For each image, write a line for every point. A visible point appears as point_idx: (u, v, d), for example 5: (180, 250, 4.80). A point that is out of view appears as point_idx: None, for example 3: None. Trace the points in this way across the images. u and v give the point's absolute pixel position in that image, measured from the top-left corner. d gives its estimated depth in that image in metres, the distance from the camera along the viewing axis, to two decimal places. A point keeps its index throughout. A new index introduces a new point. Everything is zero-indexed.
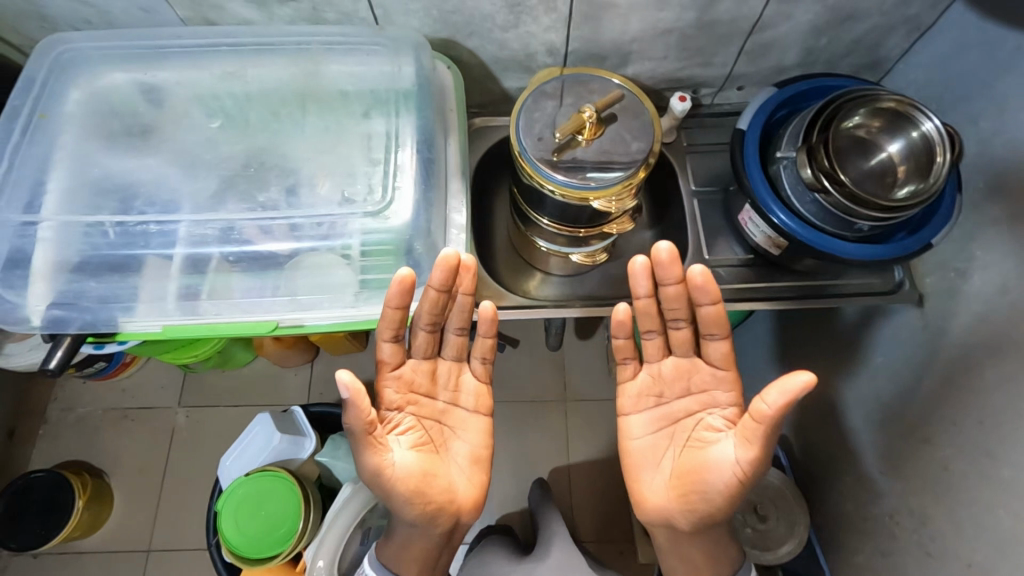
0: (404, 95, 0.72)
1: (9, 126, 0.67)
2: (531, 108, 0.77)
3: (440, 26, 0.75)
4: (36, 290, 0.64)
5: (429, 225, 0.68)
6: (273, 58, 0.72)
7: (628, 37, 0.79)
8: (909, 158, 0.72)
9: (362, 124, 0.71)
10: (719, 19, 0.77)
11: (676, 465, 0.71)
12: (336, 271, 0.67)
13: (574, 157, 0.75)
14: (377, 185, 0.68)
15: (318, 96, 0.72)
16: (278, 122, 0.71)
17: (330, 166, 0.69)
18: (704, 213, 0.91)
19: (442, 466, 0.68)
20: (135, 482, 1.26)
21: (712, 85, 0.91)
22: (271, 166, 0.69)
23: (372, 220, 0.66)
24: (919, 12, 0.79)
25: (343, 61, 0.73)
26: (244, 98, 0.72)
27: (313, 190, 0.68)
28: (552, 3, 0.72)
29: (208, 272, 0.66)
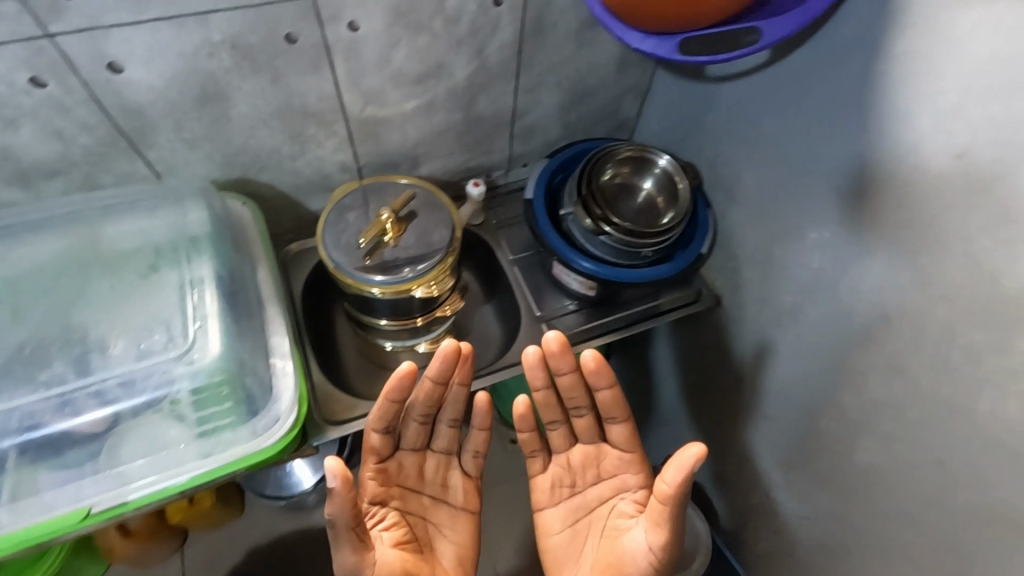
0: (195, 238, 0.72)
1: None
2: (336, 222, 0.81)
3: (227, 169, 0.79)
4: None
5: (249, 355, 0.68)
6: (44, 234, 0.70)
7: (410, 144, 0.89)
8: (662, 190, 0.87)
9: (156, 273, 0.70)
10: (482, 115, 0.90)
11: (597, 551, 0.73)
12: (157, 428, 0.63)
13: (388, 256, 0.79)
14: (178, 328, 0.66)
15: (100, 259, 0.70)
16: (57, 293, 0.67)
17: (124, 324, 0.66)
18: (527, 276, 1.00)
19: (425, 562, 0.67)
20: None
21: (501, 168, 1.03)
22: (54, 341, 0.64)
23: (183, 365, 0.63)
24: (634, 82, 0.98)
25: (124, 221, 0.73)
26: (15, 279, 0.67)
27: (105, 353, 0.64)
28: (328, 127, 0.80)
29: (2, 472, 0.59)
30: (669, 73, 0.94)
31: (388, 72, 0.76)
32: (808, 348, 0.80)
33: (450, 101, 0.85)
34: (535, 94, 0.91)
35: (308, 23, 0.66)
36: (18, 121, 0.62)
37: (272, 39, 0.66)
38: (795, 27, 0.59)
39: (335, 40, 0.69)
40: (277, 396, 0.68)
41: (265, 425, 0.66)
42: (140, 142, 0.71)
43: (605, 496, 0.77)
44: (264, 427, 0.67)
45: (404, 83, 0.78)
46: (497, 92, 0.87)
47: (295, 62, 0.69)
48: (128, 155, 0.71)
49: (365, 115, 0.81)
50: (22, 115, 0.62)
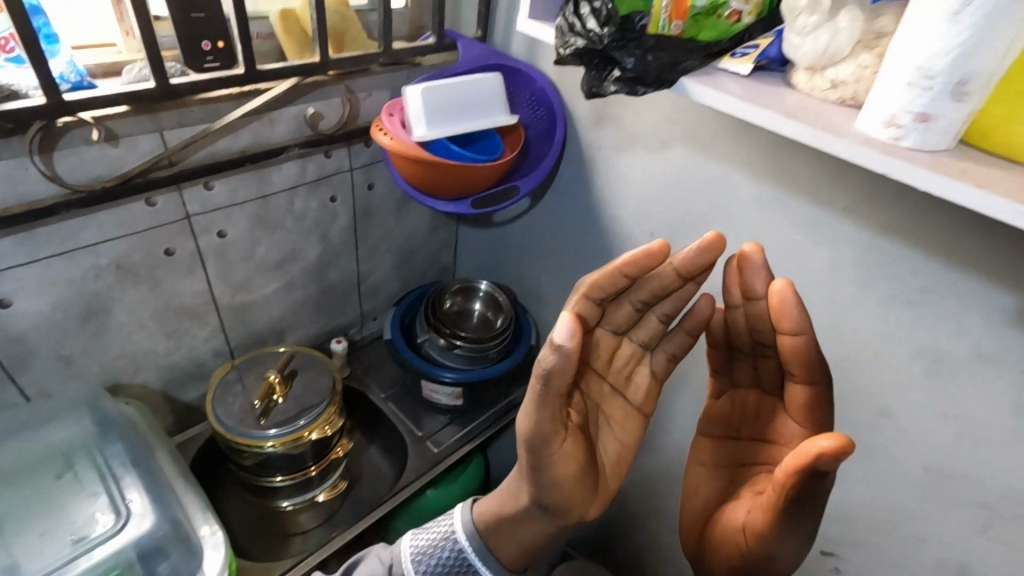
0: (98, 437, 0.79)
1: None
2: (222, 396, 0.90)
3: (104, 376, 0.85)
4: None
5: (164, 531, 0.73)
6: None
7: (275, 320, 1.03)
8: (489, 306, 1.13)
9: (58, 480, 0.74)
10: (333, 284, 1.09)
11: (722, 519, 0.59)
12: None
13: (278, 412, 0.89)
14: (101, 515, 0.72)
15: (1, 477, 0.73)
16: None
17: (40, 529, 0.69)
18: (401, 406, 1.13)
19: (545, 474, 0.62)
20: None
21: (355, 325, 1.21)
22: None
23: (99, 554, 0.68)
24: (445, 239, 1.27)
25: (17, 440, 0.75)
26: None
27: (27, 559, 0.66)
28: (202, 319, 0.92)
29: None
30: (468, 227, 1.25)
31: (251, 264, 0.93)
32: None
33: (305, 278, 1.03)
34: (372, 260, 1.14)
35: (184, 237, 0.82)
36: None
37: (151, 255, 0.80)
38: (536, 182, 0.95)
39: (206, 247, 0.86)
40: (205, 551, 0.73)
41: None
42: (16, 369, 0.75)
43: (791, 451, 0.57)
44: None
45: (266, 270, 0.96)
46: (342, 263, 1.08)
47: (171, 270, 0.83)
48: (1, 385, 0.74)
49: (234, 302, 0.95)
50: None
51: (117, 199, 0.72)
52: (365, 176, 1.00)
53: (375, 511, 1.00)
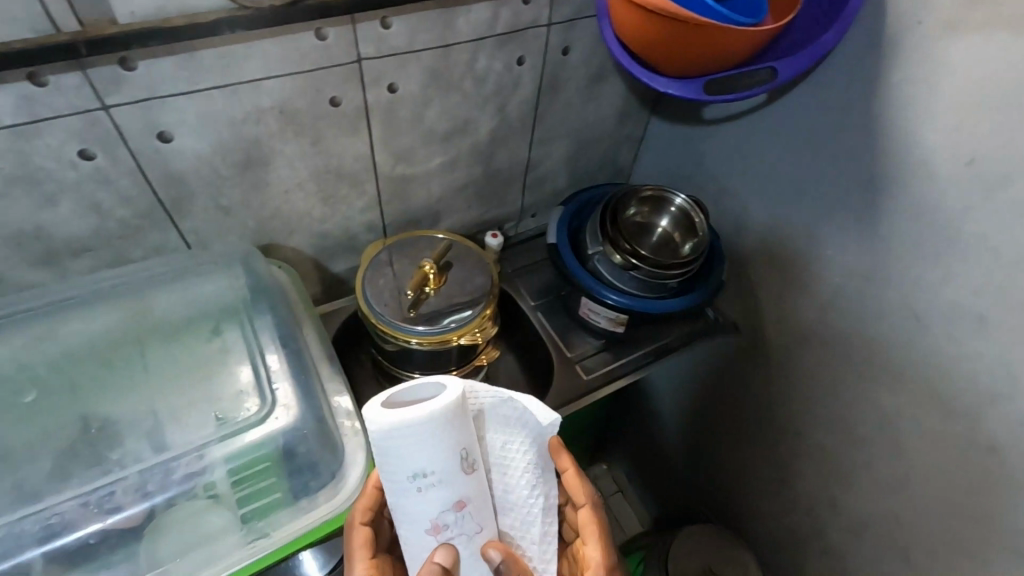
0: (249, 302, 0.72)
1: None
2: (373, 277, 0.81)
3: (259, 234, 0.78)
4: None
5: (310, 429, 0.63)
6: (89, 307, 0.67)
7: (432, 200, 0.91)
8: (678, 224, 0.91)
9: (205, 344, 0.67)
10: (500, 169, 0.94)
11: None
12: (216, 511, 0.59)
13: (428, 307, 0.79)
14: (244, 396, 0.63)
15: (152, 329, 0.67)
16: (109, 368, 0.64)
17: (186, 401, 0.63)
18: (551, 320, 1.00)
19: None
20: None
21: (512, 219, 1.07)
22: (113, 422, 0.60)
23: (245, 440, 0.59)
24: (631, 132, 1.05)
25: (172, 292, 0.70)
26: (60, 357, 0.64)
27: (173, 431, 0.60)
28: (360, 187, 0.81)
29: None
30: (664, 120, 1.01)
31: (419, 132, 0.79)
32: (837, 359, 0.85)
33: (472, 158, 0.88)
34: (545, 147, 0.96)
35: (352, 88, 0.69)
36: (57, 197, 0.61)
37: (316, 105, 0.68)
38: (794, 72, 0.68)
39: (375, 102, 0.72)
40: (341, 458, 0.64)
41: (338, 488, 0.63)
42: (176, 213, 0.70)
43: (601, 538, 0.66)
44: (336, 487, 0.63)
45: (433, 141, 0.82)
46: (514, 145, 0.91)
47: (336, 125, 0.72)
48: (163, 227, 0.70)
49: (394, 173, 0.83)
50: (60, 191, 0.61)
51: (288, 25, 0.59)
52: (563, 38, 0.80)
53: None
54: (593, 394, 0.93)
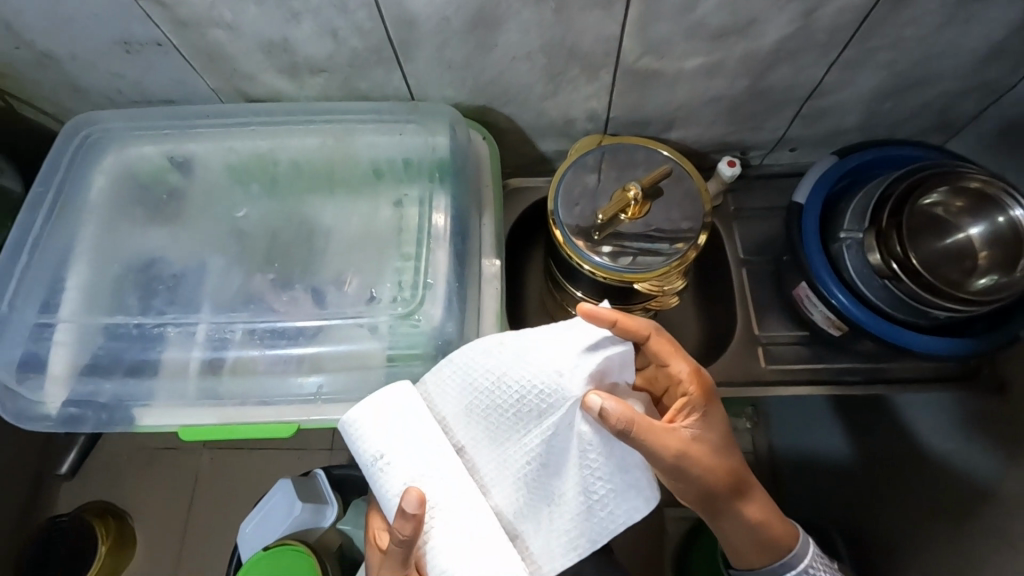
0: (440, 166, 0.71)
1: (60, 209, 0.70)
2: (573, 181, 0.73)
3: (476, 95, 0.73)
4: (53, 391, 0.63)
5: (457, 334, 0.65)
6: (305, 133, 0.74)
7: (672, 104, 0.75)
8: (994, 245, 0.66)
9: (396, 207, 0.71)
10: (773, 87, 0.73)
11: (721, 451, 0.56)
12: (370, 370, 0.64)
13: (617, 235, 0.71)
14: (412, 273, 0.66)
15: (348, 168, 0.73)
16: (309, 196, 0.73)
17: (361, 258, 0.69)
18: (756, 285, 0.85)
19: (409, 524, 0.49)
20: (156, 529, 1.35)
21: (762, 147, 0.86)
22: (303, 256, 0.70)
23: (405, 322, 0.64)
24: (993, 78, 0.72)
25: (377, 135, 0.73)
26: (277, 175, 0.74)
27: (340, 290, 0.67)
28: (594, 71, 0.69)
29: (223, 373, 0.64)
30: None
31: (687, 21, 0.62)
32: None
33: (741, 67, 0.69)
34: (850, 72, 0.71)
35: None
36: (301, 15, 0.61)
37: None
38: None
39: None
40: None
41: None
42: (403, 56, 0.66)
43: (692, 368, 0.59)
44: None
45: (701, 36, 0.64)
46: (806, 62, 0.68)
47: None
48: (388, 65, 0.68)
49: (638, 65, 0.68)
50: (303, 10, 0.60)
51: None
52: None
53: None
54: (766, 388, 0.79)
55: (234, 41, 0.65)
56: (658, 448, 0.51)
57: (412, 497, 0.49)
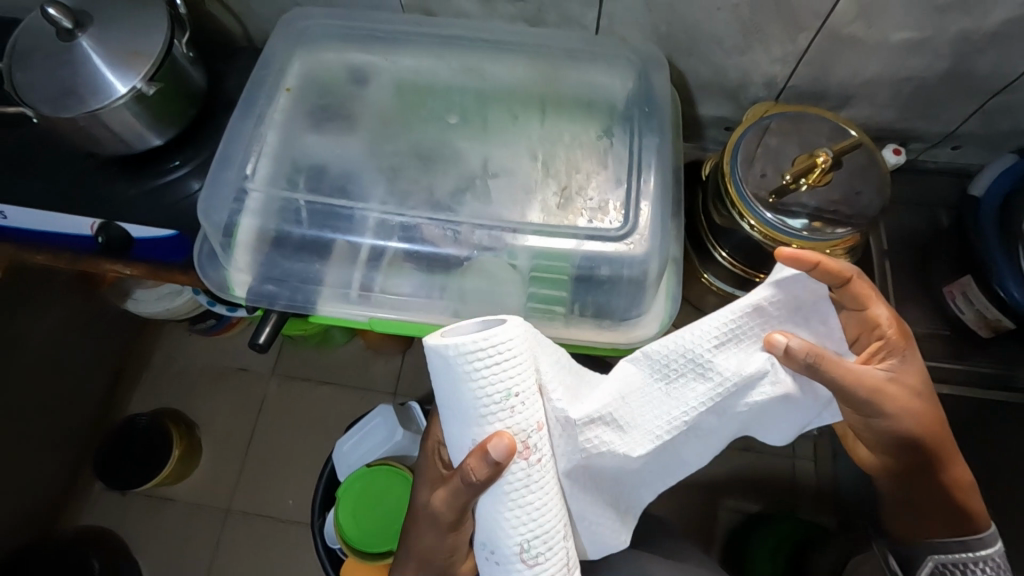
0: (642, 108, 0.72)
1: (260, 93, 0.73)
2: (754, 141, 0.72)
3: (662, 44, 0.73)
4: (239, 260, 0.69)
5: (654, 271, 0.67)
6: (517, 57, 0.75)
7: (855, 79, 0.74)
8: None
9: (574, 138, 0.72)
10: (970, 73, 0.71)
11: (915, 404, 0.58)
12: (515, 283, 0.68)
13: (793, 200, 0.70)
14: (610, 202, 0.68)
15: (557, 99, 0.74)
16: (518, 124, 0.74)
17: (560, 180, 0.69)
18: (898, 276, 0.83)
19: (488, 469, 0.49)
20: (224, 440, 1.39)
21: (925, 140, 0.84)
22: (495, 175, 0.71)
23: (553, 244, 0.66)
24: None
25: (584, 70, 0.74)
26: (480, 94, 0.75)
27: (544, 207, 0.68)
28: (792, 33, 0.68)
29: (382, 266, 0.69)
30: None
31: None
32: None
33: (948, 46, 0.67)
34: None
35: None
36: None
37: None
38: None
39: None
40: (640, 302, 0.69)
41: (626, 325, 0.70)
42: None
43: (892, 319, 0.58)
44: (609, 326, 0.70)
45: (921, 5, 0.63)
46: (1016, 49, 0.67)
47: None
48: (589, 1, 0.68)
49: (842, 31, 0.67)
50: None
51: None
52: None
53: None
54: None
55: None
56: (853, 382, 0.55)
57: (505, 443, 0.49)
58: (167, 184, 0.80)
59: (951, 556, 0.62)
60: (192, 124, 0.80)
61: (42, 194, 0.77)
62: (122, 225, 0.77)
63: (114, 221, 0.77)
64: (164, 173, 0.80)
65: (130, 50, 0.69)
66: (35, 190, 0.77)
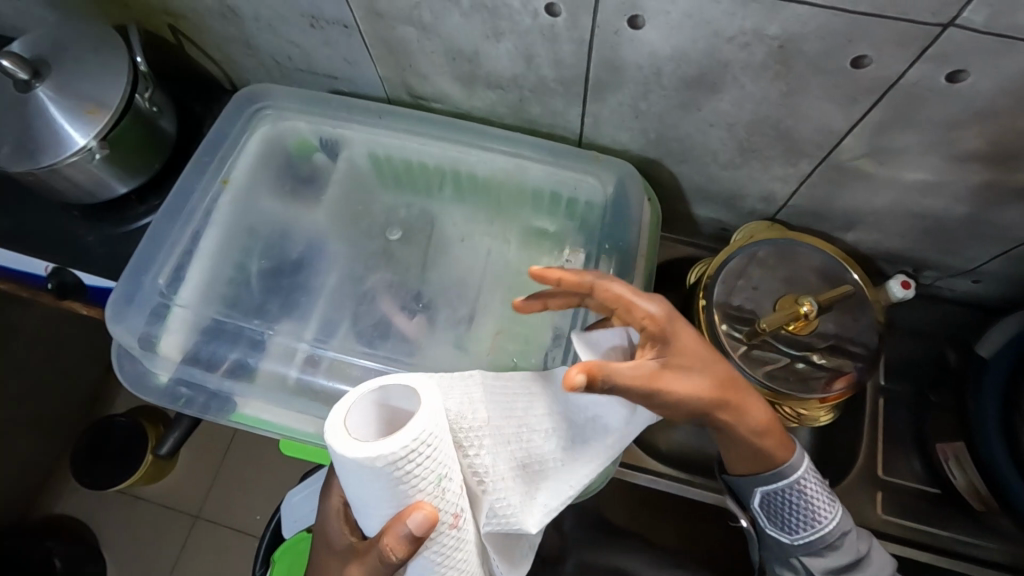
0: (607, 221, 0.67)
1: (194, 186, 0.67)
2: (738, 272, 0.68)
3: (651, 148, 0.66)
4: (162, 374, 0.62)
5: None
6: (486, 152, 0.70)
7: (864, 207, 0.66)
8: None
9: (534, 259, 0.67)
10: (994, 221, 0.63)
11: (697, 387, 0.48)
12: None
13: (771, 340, 0.66)
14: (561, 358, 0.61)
15: (515, 198, 0.70)
16: (477, 223, 0.70)
17: (510, 303, 0.64)
18: (891, 417, 0.76)
19: (408, 545, 0.40)
20: (200, 446, 1.35)
21: (942, 272, 0.75)
22: (447, 275, 0.67)
23: None
24: None
25: (553, 172, 0.69)
26: (440, 184, 0.71)
27: (481, 343, 0.62)
28: (794, 157, 0.61)
29: (321, 372, 0.61)
30: None
31: (934, 137, 0.53)
32: None
33: (969, 194, 0.59)
34: None
35: (900, 53, 0.46)
36: (504, 34, 0.56)
37: (834, 56, 0.48)
38: None
39: (911, 83, 0.48)
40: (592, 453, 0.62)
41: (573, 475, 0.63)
42: (592, 95, 0.60)
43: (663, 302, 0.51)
44: None
45: (939, 153, 0.55)
46: None
47: (832, 87, 0.51)
48: (571, 100, 0.62)
49: (848, 163, 0.60)
50: (509, 31, 0.55)
51: None
52: None
53: None
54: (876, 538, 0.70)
55: (421, 41, 0.60)
56: (663, 382, 0.46)
57: (428, 516, 0.39)
58: (132, 232, 0.76)
59: (772, 486, 0.57)
60: (158, 175, 0.77)
61: (4, 233, 0.76)
62: (75, 272, 0.75)
63: (68, 267, 0.75)
64: (127, 221, 0.76)
65: (89, 104, 0.66)
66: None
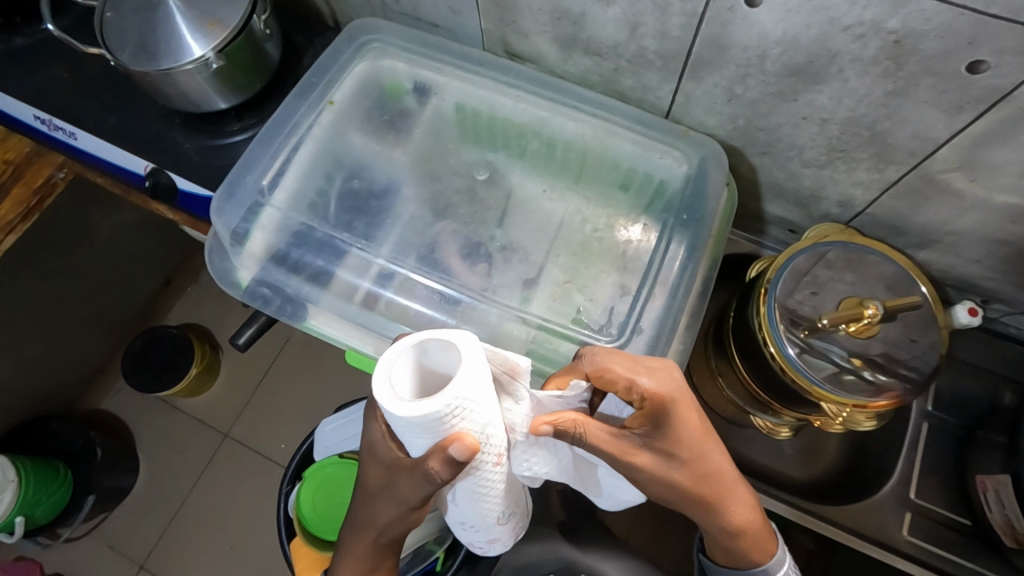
0: (682, 197, 0.68)
1: (303, 101, 0.71)
2: (802, 270, 0.68)
3: (737, 136, 0.67)
4: (245, 268, 0.66)
5: None
6: (574, 112, 0.71)
7: (945, 226, 0.65)
8: None
9: (608, 221, 0.68)
10: None
11: (675, 487, 0.52)
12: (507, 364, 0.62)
13: (825, 343, 0.67)
14: (621, 315, 0.63)
15: (597, 161, 0.71)
16: (554, 179, 0.71)
17: (576, 259, 0.66)
18: (931, 444, 0.75)
19: (451, 468, 0.44)
20: (239, 368, 1.41)
21: (1013, 307, 0.73)
22: (520, 225, 0.68)
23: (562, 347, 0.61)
24: None
25: (637, 142, 0.70)
26: (525, 138, 0.73)
27: (545, 292, 0.64)
28: (883, 162, 0.61)
29: (391, 289, 0.65)
30: None
31: None
32: None
33: None
34: None
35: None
36: None
37: (951, 58, 0.47)
38: None
39: None
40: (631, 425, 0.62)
41: None
42: (689, 73, 0.61)
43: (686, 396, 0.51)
44: None
45: None
46: None
47: (940, 91, 0.51)
48: (667, 75, 0.63)
49: (939, 176, 0.59)
50: None
51: None
52: None
53: (804, 504, 0.74)
54: (897, 557, 0.70)
55: None
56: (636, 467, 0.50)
57: (468, 448, 0.43)
58: (225, 146, 0.80)
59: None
60: (257, 96, 0.81)
61: (109, 131, 0.80)
62: (170, 175, 0.79)
63: (164, 169, 0.79)
64: (223, 135, 0.80)
65: (211, 19, 0.70)
66: (106, 124, 0.81)
